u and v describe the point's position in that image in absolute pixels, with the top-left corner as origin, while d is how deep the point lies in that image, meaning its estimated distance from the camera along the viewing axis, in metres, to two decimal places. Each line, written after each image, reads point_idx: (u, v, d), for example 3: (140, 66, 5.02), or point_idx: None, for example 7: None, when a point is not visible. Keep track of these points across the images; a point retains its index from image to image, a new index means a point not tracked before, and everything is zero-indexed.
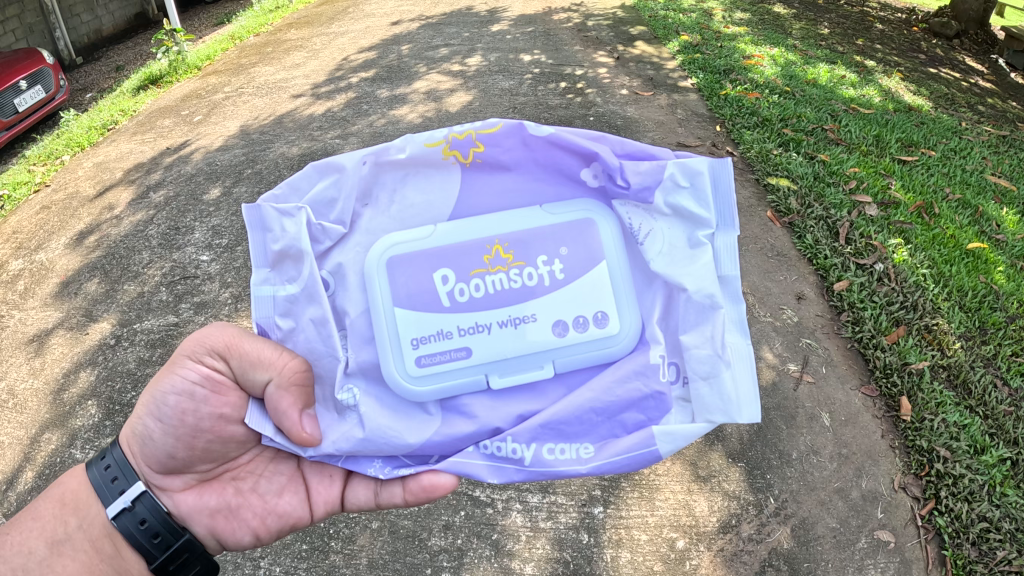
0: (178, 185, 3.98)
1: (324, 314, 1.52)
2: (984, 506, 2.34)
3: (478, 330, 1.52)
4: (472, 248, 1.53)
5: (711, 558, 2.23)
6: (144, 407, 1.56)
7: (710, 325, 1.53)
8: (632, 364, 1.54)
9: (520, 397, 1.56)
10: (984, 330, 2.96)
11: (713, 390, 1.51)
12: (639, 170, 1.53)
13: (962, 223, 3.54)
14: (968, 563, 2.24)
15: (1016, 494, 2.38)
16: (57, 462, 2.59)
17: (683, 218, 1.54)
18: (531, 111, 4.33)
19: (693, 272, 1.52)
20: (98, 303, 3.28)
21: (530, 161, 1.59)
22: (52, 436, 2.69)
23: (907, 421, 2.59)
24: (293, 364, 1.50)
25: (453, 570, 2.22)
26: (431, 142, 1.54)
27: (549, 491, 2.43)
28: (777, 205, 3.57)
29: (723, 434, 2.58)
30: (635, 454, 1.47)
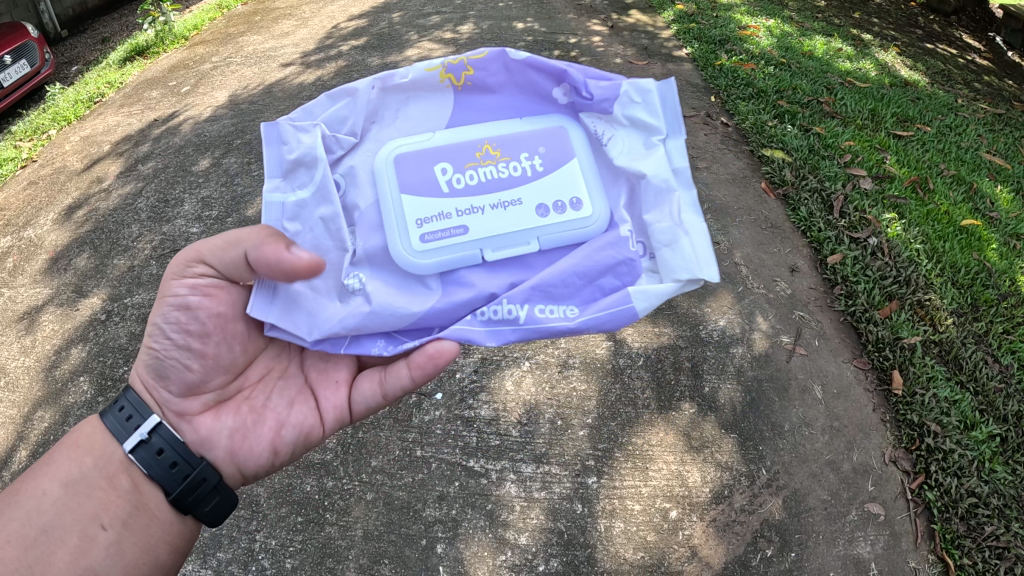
0: (166, 157, 3.89)
1: (329, 213, 1.58)
2: (973, 481, 2.38)
3: (469, 213, 1.60)
4: (460, 148, 1.63)
5: (704, 528, 2.26)
6: (149, 336, 1.58)
7: (669, 204, 1.61)
8: (605, 239, 1.61)
9: (508, 270, 1.62)
10: (976, 307, 2.99)
11: (676, 255, 1.56)
12: (602, 85, 1.65)
13: (957, 200, 3.55)
14: (957, 537, 2.29)
15: (1005, 470, 2.42)
16: (51, 440, 2.59)
17: (638, 128, 1.68)
18: None
19: (649, 163, 1.64)
20: (88, 279, 3.24)
21: (512, 85, 1.70)
22: (45, 414, 2.70)
23: (898, 396, 2.62)
24: (260, 227, 1.51)
25: (449, 540, 2.23)
26: (427, 66, 1.66)
27: (543, 461, 2.39)
28: (770, 176, 3.53)
29: (718, 404, 2.54)
30: (615, 310, 1.54)
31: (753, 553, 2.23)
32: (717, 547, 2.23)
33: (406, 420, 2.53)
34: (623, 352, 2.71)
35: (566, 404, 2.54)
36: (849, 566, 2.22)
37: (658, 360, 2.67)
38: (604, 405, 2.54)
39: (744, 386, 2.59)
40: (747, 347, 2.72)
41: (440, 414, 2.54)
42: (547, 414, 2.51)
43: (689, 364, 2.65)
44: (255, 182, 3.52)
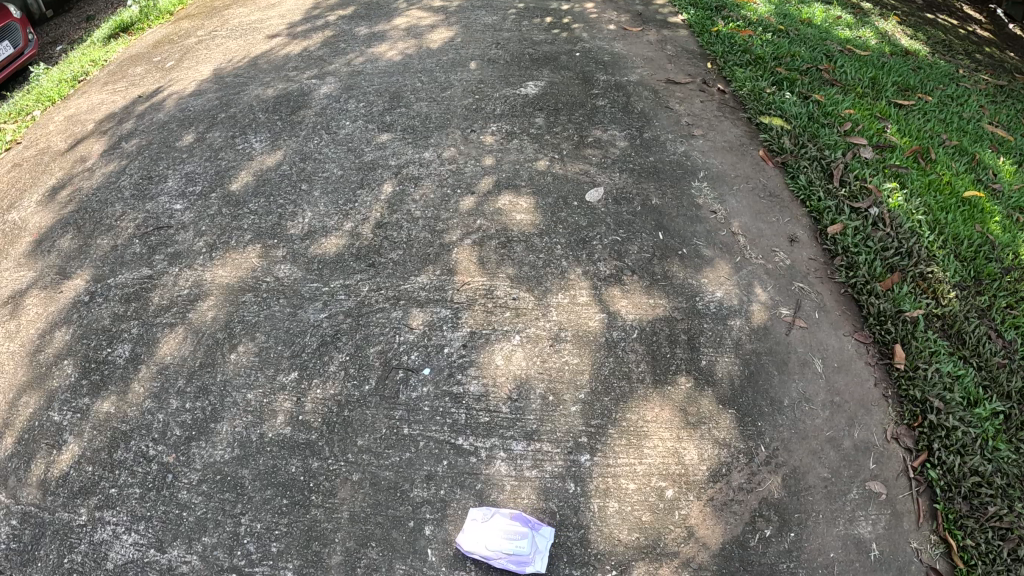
0: (149, 133, 3.79)
1: None
2: (976, 460, 2.32)
3: None
4: None
5: (701, 507, 2.19)
6: None
7: None
8: None
9: None
10: (979, 281, 2.93)
11: None
12: None
13: (958, 171, 3.48)
14: (959, 518, 2.23)
15: (1008, 448, 2.36)
16: (35, 426, 2.57)
17: None
18: (515, 47, 4.16)
19: None
20: (72, 260, 3.15)
21: None
22: (29, 400, 2.65)
23: (901, 370, 2.57)
24: None
25: (436, 521, 2.16)
26: None
27: (534, 438, 2.31)
28: (769, 144, 3.37)
29: (715, 379, 2.46)
30: None
31: (752, 532, 2.16)
32: (715, 526, 2.16)
33: (393, 398, 2.42)
34: (616, 325, 2.58)
35: (559, 379, 2.44)
36: (850, 547, 2.16)
37: (654, 333, 2.56)
38: (598, 379, 2.44)
39: (742, 360, 2.51)
40: (745, 320, 2.62)
41: (427, 390, 2.43)
42: (539, 390, 2.41)
43: (685, 337, 2.56)
44: (240, 155, 3.42)
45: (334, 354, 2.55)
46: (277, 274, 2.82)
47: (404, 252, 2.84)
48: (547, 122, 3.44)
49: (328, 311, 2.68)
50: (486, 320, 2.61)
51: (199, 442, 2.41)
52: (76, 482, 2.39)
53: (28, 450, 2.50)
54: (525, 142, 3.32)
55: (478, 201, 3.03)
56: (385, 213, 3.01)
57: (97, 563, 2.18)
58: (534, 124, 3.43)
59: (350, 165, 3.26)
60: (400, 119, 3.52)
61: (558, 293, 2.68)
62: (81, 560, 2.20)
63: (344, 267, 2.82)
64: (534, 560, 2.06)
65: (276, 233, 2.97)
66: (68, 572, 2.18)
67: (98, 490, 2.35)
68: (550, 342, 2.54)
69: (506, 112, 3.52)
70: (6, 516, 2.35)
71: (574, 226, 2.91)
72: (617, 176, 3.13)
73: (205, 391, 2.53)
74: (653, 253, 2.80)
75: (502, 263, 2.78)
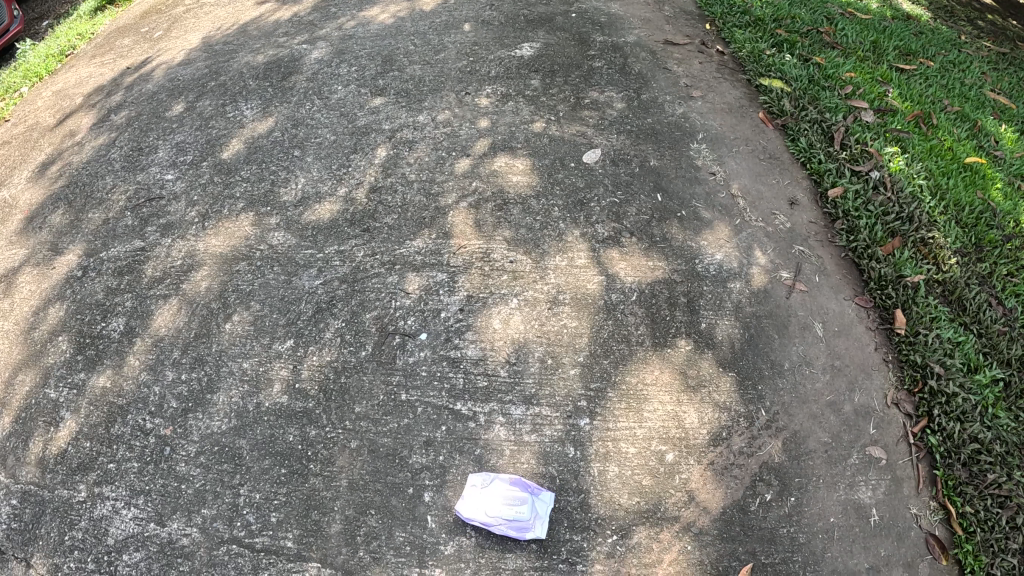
0: (138, 105, 3.72)
1: None
2: (976, 427, 2.33)
3: None
4: None
5: (701, 472, 2.19)
6: None
7: None
8: None
9: None
10: (980, 247, 2.92)
11: None
12: None
13: (960, 137, 3.44)
14: (959, 484, 2.26)
15: (1008, 416, 2.37)
16: (32, 403, 2.55)
17: None
18: (510, 8, 4.05)
19: None
20: (64, 235, 3.10)
21: None
22: (26, 377, 2.63)
23: (901, 336, 2.56)
24: None
25: (436, 487, 2.17)
26: None
27: (533, 403, 2.30)
28: (769, 107, 3.32)
29: (715, 341, 2.44)
30: None
31: (752, 497, 2.17)
32: (715, 490, 2.17)
33: (390, 363, 2.40)
34: (615, 288, 2.55)
35: (557, 342, 2.42)
36: (850, 511, 2.18)
37: (653, 296, 2.53)
38: (597, 342, 2.42)
39: (742, 323, 2.49)
40: (745, 283, 2.59)
41: (425, 355, 2.41)
42: (538, 353, 2.39)
43: (685, 300, 2.53)
44: (230, 123, 3.35)
45: (329, 321, 2.53)
46: (271, 242, 2.78)
47: (398, 217, 2.78)
48: (543, 84, 3.34)
49: (323, 277, 2.64)
50: (483, 284, 2.57)
51: (196, 413, 2.39)
52: (74, 458, 2.38)
53: (26, 427, 2.49)
54: (521, 103, 3.22)
55: (473, 162, 2.96)
56: (378, 176, 2.94)
57: (97, 538, 2.20)
58: (530, 86, 3.33)
59: (343, 130, 3.18)
60: (393, 82, 3.42)
61: (555, 256, 2.63)
62: (83, 536, 2.22)
63: (338, 233, 2.77)
64: (534, 526, 2.08)
65: (269, 201, 2.93)
66: (69, 548, 2.20)
67: (96, 466, 2.34)
68: (548, 305, 2.51)
69: (501, 74, 3.41)
70: (6, 495, 2.36)
71: (570, 188, 2.85)
72: (615, 137, 3.06)
73: (200, 362, 2.50)
74: (652, 215, 2.76)
75: (498, 226, 2.73)
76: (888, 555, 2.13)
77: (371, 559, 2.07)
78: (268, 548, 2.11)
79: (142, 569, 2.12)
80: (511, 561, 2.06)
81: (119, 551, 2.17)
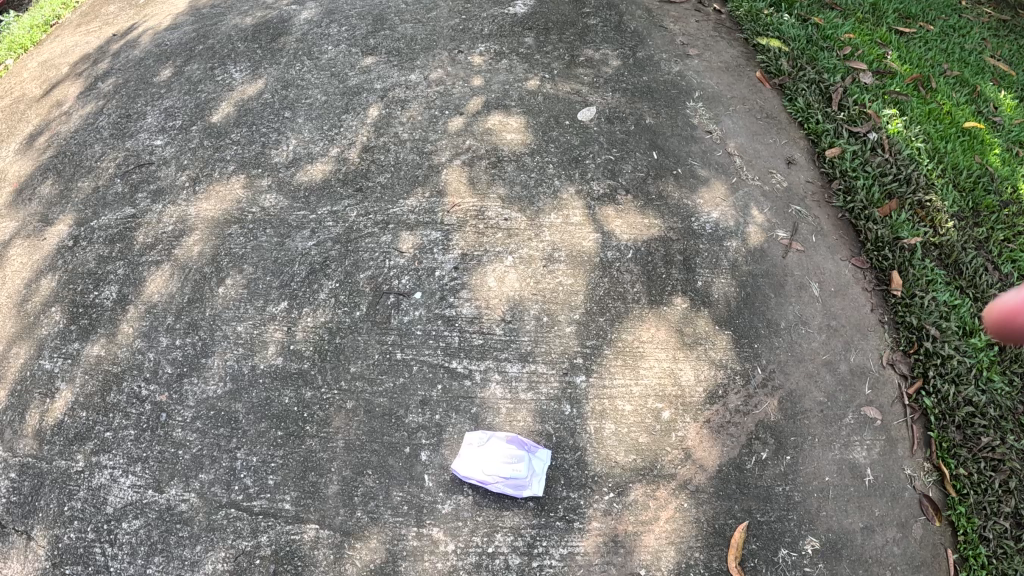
0: (126, 72, 3.65)
1: None
2: (971, 390, 2.40)
3: None
4: None
5: (698, 429, 2.21)
6: None
7: None
8: None
9: None
10: (977, 213, 2.93)
11: None
12: None
13: (959, 101, 3.42)
14: (952, 446, 2.32)
15: (1001, 380, 2.45)
16: (27, 375, 2.54)
17: None
18: None
19: None
20: (53, 206, 3.06)
21: None
22: (19, 349, 2.61)
23: (897, 297, 2.57)
24: None
25: (433, 446, 2.18)
26: None
27: (529, 360, 2.29)
28: (766, 66, 3.28)
29: (711, 299, 2.44)
30: None
31: (748, 455, 2.20)
32: (712, 448, 2.19)
33: (385, 323, 2.40)
34: (611, 245, 2.53)
35: (553, 300, 2.41)
36: (845, 470, 2.21)
37: (649, 253, 2.52)
38: (592, 300, 2.41)
39: (738, 281, 2.48)
40: (742, 241, 2.58)
41: (419, 314, 2.40)
42: (533, 311, 2.39)
43: (681, 257, 2.52)
44: (219, 87, 3.30)
45: (323, 282, 2.51)
46: (262, 204, 2.76)
47: (391, 176, 2.76)
48: (537, 41, 3.27)
49: (316, 238, 2.62)
50: (478, 242, 2.55)
51: (191, 378, 2.39)
52: (71, 429, 2.37)
53: (22, 399, 2.48)
54: (514, 62, 3.17)
55: (466, 121, 2.92)
56: (371, 136, 2.90)
57: (97, 508, 2.21)
58: (523, 44, 3.26)
59: (334, 91, 3.13)
60: (384, 41, 3.34)
61: (550, 213, 2.61)
62: (82, 506, 2.23)
63: (331, 193, 2.74)
64: (532, 483, 2.10)
65: (260, 162, 2.90)
66: (69, 519, 2.21)
67: (93, 436, 2.34)
68: (543, 263, 2.49)
69: (494, 32, 3.33)
70: (5, 468, 2.36)
71: (565, 145, 2.82)
72: (609, 94, 3.02)
73: (194, 326, 2.49)
74: (647, 172, 2.74)
75: (493, 184, 2.70)
76: (881, 514, 2.17)
77: (369, 519, 2.10)
78: (266, 511, 2.13)
79: (143, 536, 2.15)
80: (509, 519, 2.09)
81: (119, 519, 2.18)
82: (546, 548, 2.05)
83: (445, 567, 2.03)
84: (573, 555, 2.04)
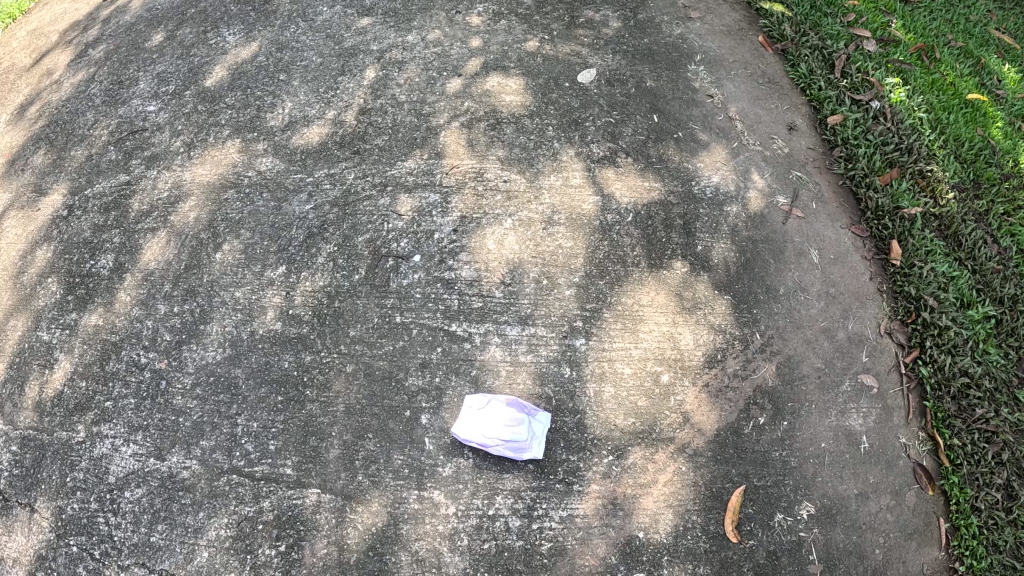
0: (117, 38, 3.60)
1: None
2: (967, 361, 2.41)
3: None
4: None
5: (697, 393, 2.23)
6: None
7: None
8: None
9: None
10: (978, 185, 2.92)
11: None
12: None
13: (963, 73, 3.39)
14: (948, 417, 2.33)
15: (997, 352, 2.46)
16: (26, 348, 2.53)
17: None
18: None
19: None
20: (47, 176, 3.03)
21: None
22: (17, 322, 2.60)
23: (897, 267, 2.58)
24: None
25: (432, 409, 2.20)
26: None
27: (529, 323, 2.30)
28: (769, 31, 3.24)
29: (711, 264, 2.43)
30: None
31: (746, 420, 2.21)
32: (710, 412, 2.21)
33: (384, 286, 2.39)
34: (611, 208, 2.52)
35: (553, 262, 2.41)
36: (841, 438, 2.23)
37: (649, 218, 2.51)
38: (592, 263, 2.41)
39: (739, 246, 2.48)
40: (742, 205, 2.57)
41: (418, 277, 2.40)
42: (533, 274, 2.38)
43: (681, 222, 2.51)
44: (213, 50, 3.25)
45: (321, 246, 2.50)
46: (259, 167, 2.74)
47: (389, 139, 2.73)
48: (536, 2, 3.21)
49: (314, 202, 2.61)
50: (477, 204, 2.54)
51: (190, 344, 2.39)
52: (71, 400, 2.37)
53: (21, 371, 2.48)
54: (513, 23, 3.12)
55: (465, 82, 2.89)
56: (368, 99, 2.87)
57: (99, 478, 2.22)
58: (522, 4, 3.21)
59: (330, 53, 3.09)
60: (380, 1, 3.28)
61: (550, 175, 2.60)
62: (84, 476, 2.23)
63: (328, 155, 2.72)
64: (532, 446, 2.11)
65: (255, 127, 2.87)
66: (72, 489, 2.22)
67: (93, 406, 2.34)
68: (543, 225, 2.48)
69: None
70: (7, 442, 2.36)
71: (565, 107, 2.80)
72: (610, 56, 2.98)
73: (192, 293, 2.48)
74: (648, 136, 2.72)
75: (492, 145, 2.68)
76: (876, 481, 2.19)
77: (370, 483, 2.11)
78: (267, 476, 2.14)
79: (146, 504, 2.16)
80: (509, 482, 2.10)
81: (121, 489, 2.19)
82: (546, 510, 2.07)
83: (445, 529, 2.05)
84: (573, 518, 2.06)
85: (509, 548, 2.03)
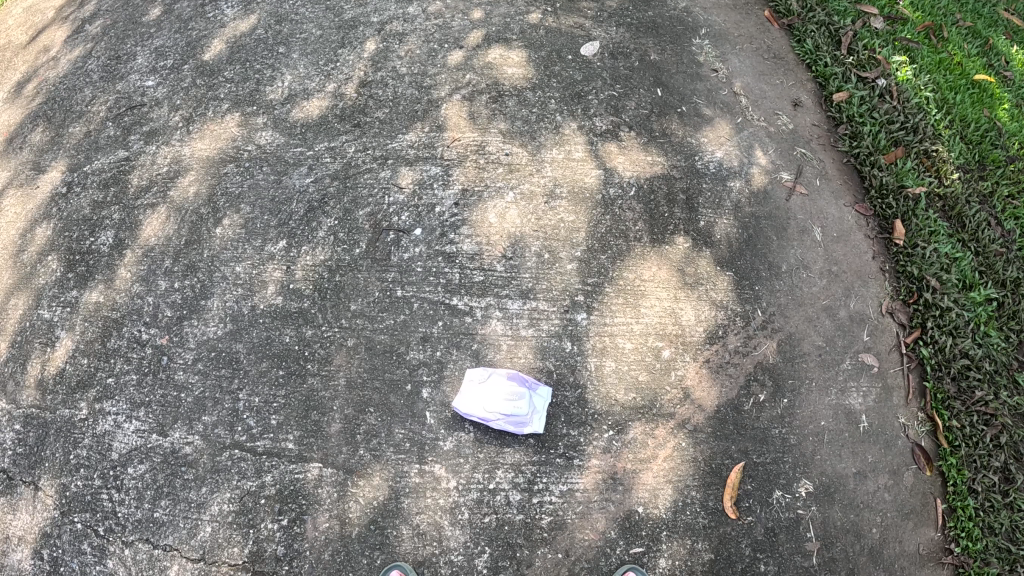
0: (113, 13, 3.56)
1: None
2: (968, 343, 2.40)
3: None
4: None
5: (697, 369, 2.23)
6: None
7: None
8: None
9: None
10: (983, 167, 2.90)
11: None
12: None
13: (970, 53, 3.35)
14: (947, 398, 2.33)
15: (998, 335, 2.45)
16: (27, 326, 2.53)
17: None
18: None
19: None
20: (45, 153, 3.01)
21: None
22: (17, 301, 2.59)
23: (899, 247, 2.56)
24: None
25: (433, 382, 2.20)
26: None
27: (530, 297, 2.30)
28: (776, 6, 3.20)
29: (713, 241, 2.43)
30: None
31: (746, 396, 2.21)
32: (711, 388, 2.21)
33: (384, 260, 2.39)
34: (613, 182, 2.51)
35: (554, 236, 2.40)
36: (841, 416, 2.23)
37: (651, 193, 2.50)
38: (594, 237, 2.40)
39: (741, 223, 2.47)
40: (745, 182, 2.56)
41: (419, 250, 2.39)
42: (534, 248, 2.38)
43: (683, 197, 2.50)
44: (211, 24, 3.22)
45: (322, 219, 2.49)
46: (259, 141, 2.72)
47: (390, 112, 2.71)
48: None
49: (314, 175, 2.60)
50: (479, 177, 2.52)
51: (190, 320, 2.39)
52: (73, 376, 2.38)
53: (22, 349, 2.47)
54: None
55: (466, 55, 2.86)
56: (368, 71, 2.85)
57: (102, 454, 2.23)
58: None
59: (329, 25, 3.05)
60: None
61: (552, 149, 2.58)
62: (87, 453, 2.24)
63: (328, 128, 2.70)
64: (533, 421, 2.11)
65: (255, 100, 2.85)
66: (75, 466, 2.23)
67: (95, 382, 2.35)
68: (545, 200, 2.47)
69: None
70: (9, 420, 2.36)
71: (567, 80, 2.77)
72: (613, 29, 2.95)
73: (193, 268, 2.48)
74: (651, 110, 2.70)
75: (493, 119, 2.66)
76: (874, 460, 2.20)
77: (371, 457, 2.12)
78: (269, 450, 2.15)
79: (149, 480, 2.17)
80: (509, 456, 2.11)
81: (124, 465, 2.20)
82: (546, 485, 2.08)
83: (446, 503, 2.06)
84: (573, 492, 2.07)
85: (510, 522, 2.04)
